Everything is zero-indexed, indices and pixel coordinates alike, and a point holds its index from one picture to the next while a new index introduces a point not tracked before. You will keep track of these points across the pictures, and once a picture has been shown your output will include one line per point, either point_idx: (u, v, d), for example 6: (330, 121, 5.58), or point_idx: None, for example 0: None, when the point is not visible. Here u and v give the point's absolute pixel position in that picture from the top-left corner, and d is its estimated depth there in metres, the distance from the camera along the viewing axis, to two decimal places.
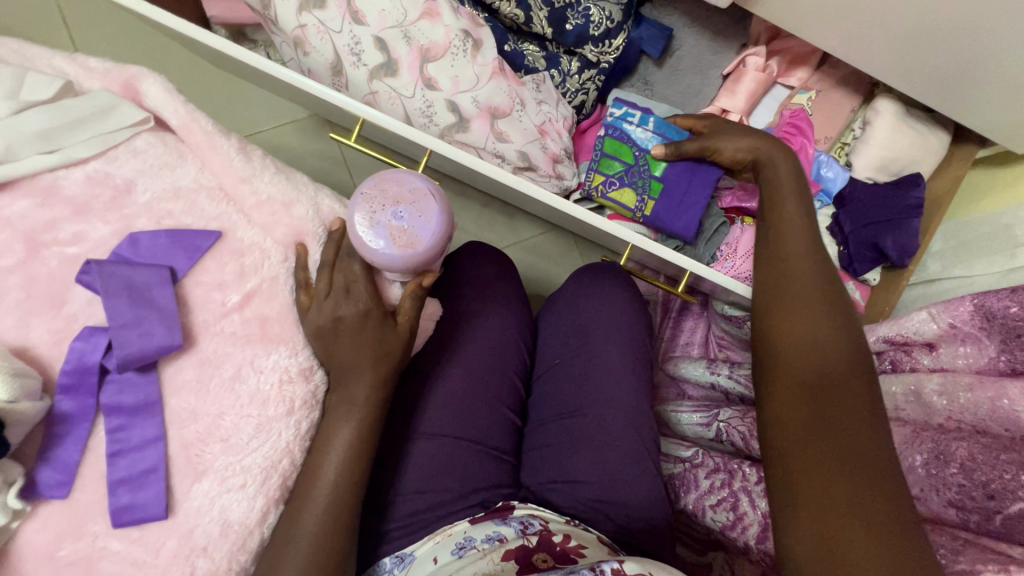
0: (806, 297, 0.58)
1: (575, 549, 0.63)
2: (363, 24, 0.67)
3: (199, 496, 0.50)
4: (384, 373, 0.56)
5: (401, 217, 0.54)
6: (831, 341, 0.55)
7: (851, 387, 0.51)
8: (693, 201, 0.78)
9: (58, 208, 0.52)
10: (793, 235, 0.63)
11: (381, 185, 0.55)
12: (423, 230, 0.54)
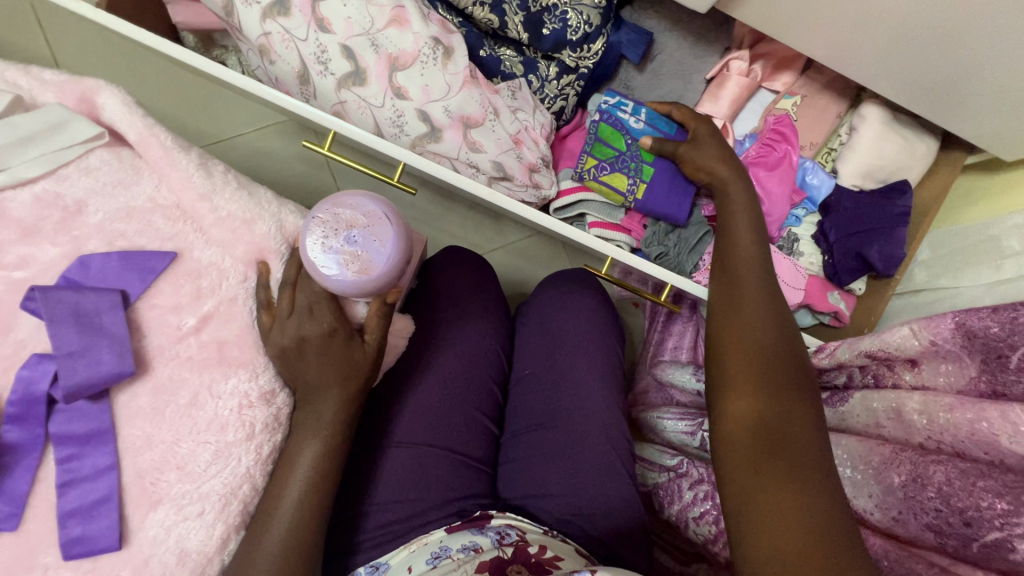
0: (751, 302, 0.59)
1: (551, 562, 0.59)
2: (329, 32, 0.65)
3: (154, 526, 0.49)
4: (351, 393, 0.55)
5: (354, 242, 0.53)
6: (780, 345, 0.56)
7: (791, 390, 0.53)
8: (683, 187, 0.78)
9: (5, 230, 0.50)
10: (745, 240, 0.65)
11: (334, 210, 0.54)
12: (378, 256, 0.53)
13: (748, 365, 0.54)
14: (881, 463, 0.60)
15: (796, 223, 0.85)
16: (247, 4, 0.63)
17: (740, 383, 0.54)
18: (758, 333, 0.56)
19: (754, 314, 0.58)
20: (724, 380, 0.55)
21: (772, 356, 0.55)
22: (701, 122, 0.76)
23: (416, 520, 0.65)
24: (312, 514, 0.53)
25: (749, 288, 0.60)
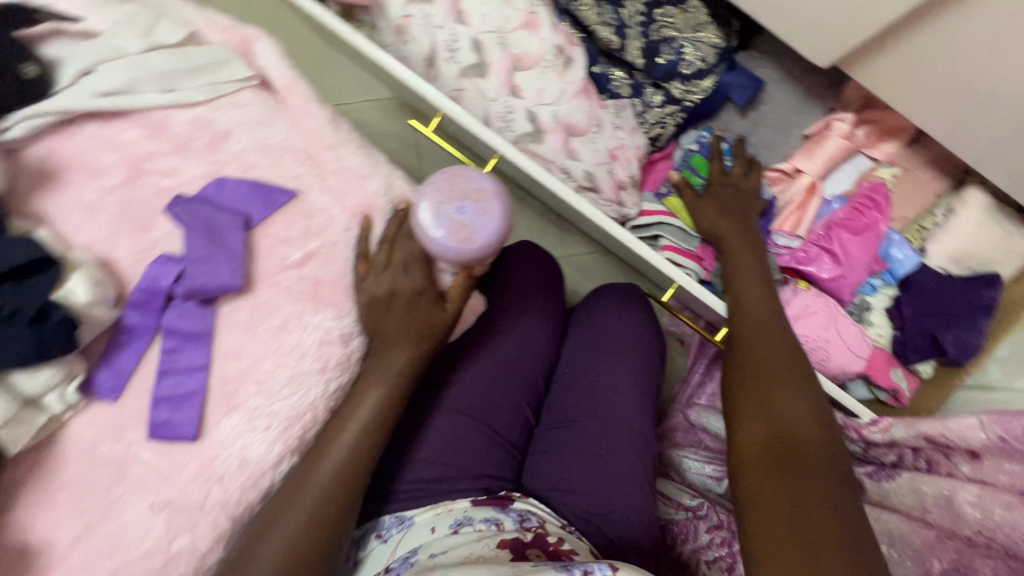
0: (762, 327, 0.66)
1: (567, 553, 0.62)
2: (464, 24, 0.71)
3: (227, 428, 0.55)
4: (419, 352, 0.58)
5: (465, 212, 0.57)
6: (781, 362, 0.62)
7: (791, 397, 0.58)
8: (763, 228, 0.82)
9: (161, 142, 0.56)
10: (755, 273, 0.72)
11: (450, 180, 0.58)
12: (483, 229, 0.57)
13: (754, 383, 0.60)
14: (923, 546, 0.61)
15: (871, 292, 0.82)
16: None
17: (745, 405, 0.59)
18: (762, 363, 0.61)
19: (759, 346, 0.63)
20: (739, 398, 0.60)
21: (775, 381, 0.59)
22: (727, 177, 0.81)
23: (442, 487, 0.67)
24: (354, 467, 0.56)
25: (751, 328, 0.66)
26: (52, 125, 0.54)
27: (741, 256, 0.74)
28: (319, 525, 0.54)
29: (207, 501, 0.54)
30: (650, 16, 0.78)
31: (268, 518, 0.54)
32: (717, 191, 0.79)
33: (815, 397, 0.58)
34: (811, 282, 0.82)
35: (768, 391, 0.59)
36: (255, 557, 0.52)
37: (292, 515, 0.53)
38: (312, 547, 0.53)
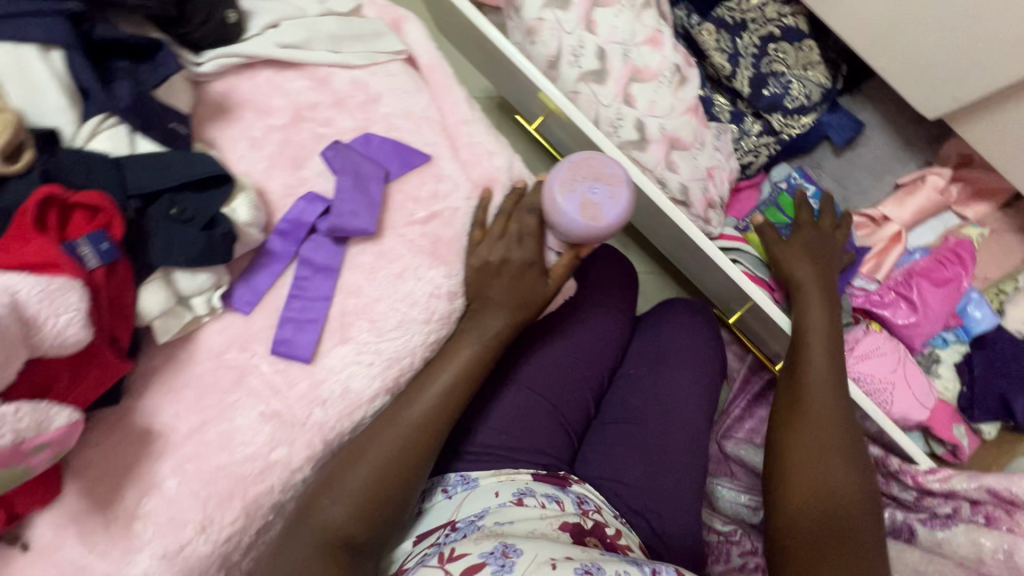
0: (821, 390, 0.63)
1: (622, 548, 0.66)
2: (592, 33, 0.77)
3: (337, 356, 0.60)
4: (515, 319, 0.62)
5: (594, 192, 0.53)
6: (838, 434, 0.60)
7: (842, 476, 0.57)
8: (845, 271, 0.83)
9: (323, 95, 0.63)
10: (822, 327, 0.69)
11: (585, 160, 0.55)
12: (610, 211, 0.52)
13: (807, 455, 0.59)
14: None
15: (942, 345, 0.83)
16: None
17: (794, 477, 0.58)
18: (817, 433, 0.60)
19: (817, 414, 0.62)
20: (788, 467, 0.59)
21: (830, 456, 0.58)
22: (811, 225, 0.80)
23: (505, 457, 0.71)
24: (437, 417, 0.60)
25: (811, 388, 0.64)
26: (235, 66, 0.61)
27: (812, 305, 0.70)
28: (400, 466, 0.58)
29: (309, 420, 0.59)
30: (763, 49, 0.82)
31: (356, 451, 0.59)
32: (801, 239, 0.78)
33: (867, 476, 0.58)
34: (884, 324, 0.83)
35: (818, 465, 0.58)
36: (343, 484, 0.57)
37: (377, 452, 0.58)
38: (394, 483, 0.58)
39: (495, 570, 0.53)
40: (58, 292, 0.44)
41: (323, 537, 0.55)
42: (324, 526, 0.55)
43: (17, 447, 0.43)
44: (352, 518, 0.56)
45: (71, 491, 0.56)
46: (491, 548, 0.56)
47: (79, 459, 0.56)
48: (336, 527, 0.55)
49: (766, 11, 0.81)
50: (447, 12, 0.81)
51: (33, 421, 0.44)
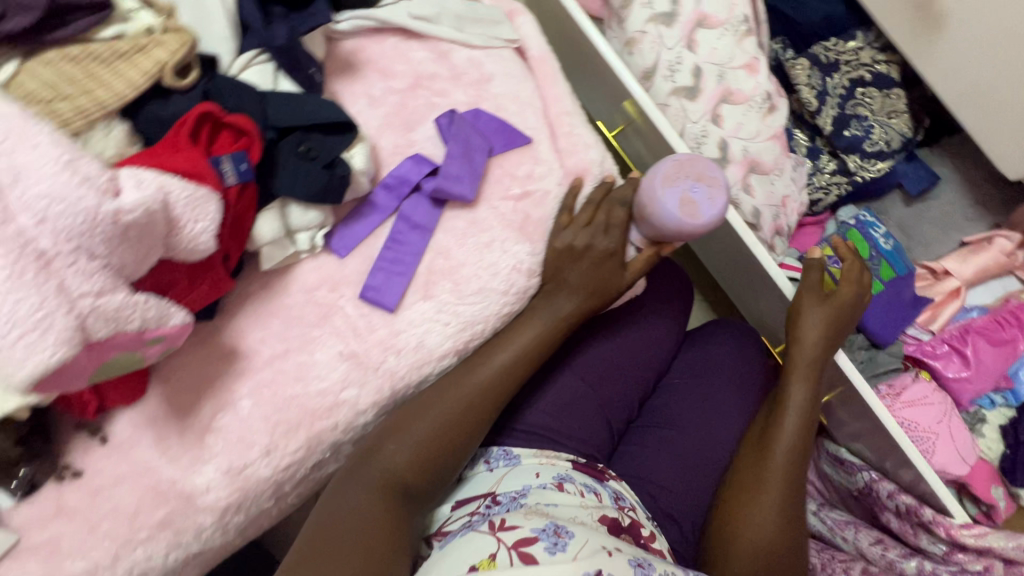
0: (784, 468, 0.68)
1: (656, 551, 0.67)
2: (692, 51, 0.80)
3: (417, 311, 0.62)
4: (588, 302, 0.65)
5: (695, 191, 0.56)
6: (787, 513, 0.66)
7: (779, 552, 0.64)
8: (903, 315, 0.86)
9: (441, 67, 0.67)
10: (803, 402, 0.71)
11: (689, 160, 0.58)
12: (708, 211, 0.55)
13: (756, 530, 0.65)
14: None
15: (989, 405, 0.84)
16: (644, 7, 0.80)
17: (739, 545, 0.65)
18: (770, 511, 0.66)
19: (773, 492, 0.67)
20: (737, 536, 0.65)
21: (774, 533, 0.65)
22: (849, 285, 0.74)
23: (547, 438, 0.73)
24: (496, 385, 0.63)
25: (776, 464, 0.68)
26: (367, 29, 0.66)
27: (800, 377, 0.72)
28: (460, 429, 0.61)
29: (381, 367, 0.62)
30: (851, 92, 0.84)
31: (420, 406, 0.61)
32: (837, 300, 0.73)
33: (798, 551, 0.66)
34: (933, 375, 0.85)
35: (764, 540, 0.64)
36: (405, 434, 0.60)
37: (440, 411, 0.61)
38: (454, 439, 0.60)
39: (546, 545, 0.54)
40: (198, 201, 0.47)
41: (381, 483, 0.57)
42: (384, 472, 0.58)
43: (139, 335, 0.46)
44: (410, 468, 0.59)
45: (153, 395, 0.59)
46: (544, 525, 0.57)
47: (166, 367, 0.59)
48: (395, 474, 0.58)
49: (861, 56, 0.84)
50: (553, 13, 0.86)
51: (155, 315, 0.47)
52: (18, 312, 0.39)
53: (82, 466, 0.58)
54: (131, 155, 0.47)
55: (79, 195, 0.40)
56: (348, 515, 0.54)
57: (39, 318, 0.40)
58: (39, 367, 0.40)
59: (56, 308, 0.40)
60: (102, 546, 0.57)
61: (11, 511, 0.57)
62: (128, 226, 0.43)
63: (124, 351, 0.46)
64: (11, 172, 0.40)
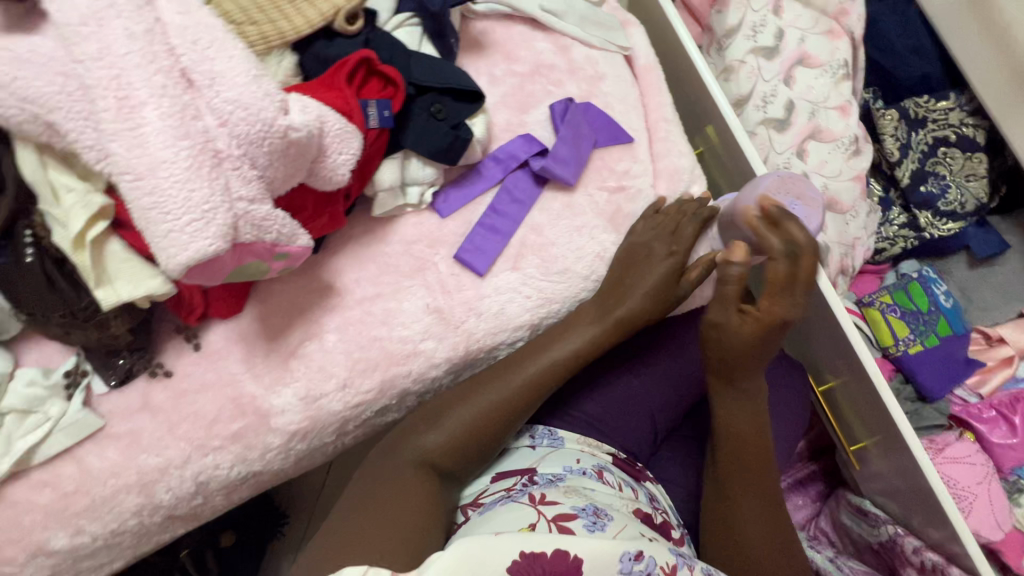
0: (749, 478, 0.63)
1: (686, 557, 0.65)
2: (788, 86, 0.84)
3: (504, 278, 0.65)
4: (640, 312, 0.66)
5: (793, 204, 0.63)
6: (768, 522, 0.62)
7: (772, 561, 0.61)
8: (953, 373, 0.87)
9: (561, 60, 0.72)
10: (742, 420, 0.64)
11: (787, 181, 0.65)
12: (803, 222, 0.62)
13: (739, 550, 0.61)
14: None
15: None
16: (747, 39, 0.85)
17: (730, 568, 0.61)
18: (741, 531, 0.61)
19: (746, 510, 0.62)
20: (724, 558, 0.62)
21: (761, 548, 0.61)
22: (786, 290, 0.60)
23: (592, 429, 0.75)
24: (533, 381, 0.63)
25: (736, 483, 0.63)
26: (499, 15, 0.71)
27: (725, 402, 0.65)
28: (494, 420, 0.61)
29: (461, 325, 0.65)
30: (933, 150, 0.87)
31: (463, 392, 0.63)
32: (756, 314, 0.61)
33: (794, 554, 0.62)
34: (977, 437, 0.85)
35: (748, 555, 0.61)
36: (448, 417, 0.61)
37: (481, 400, 0.62)
38: (490, 428, 0.61)
39: (586, 523, 0.55)
40: (345, 135, 0.52)
41: (422, 460, 0.59)
42: (424, 449, 0.59)
43: (272, 248, 0.50)
44: (447, 450, 0.60)
45: (249, 314, 0.63)
46: (583, 505, 0.57)
47: (265, 290, 0.63)
48: (433, 453, 0.59)
49: (949, 116, 0.87)
50: (659, 31, 0.90)
51: (288, 232, 0.50)
52: (190, 201, 0.43)
53: (173, 368, 0.61)
54: (298, 85, 0.53)
55: (262, 105, 0.45)
56: (393, 484, 0.56)
57: (204, 211, 0.44)
58: (192, 256, 0.44)
59: (217, 205, 0.44)
60: (178, 447, 0.60)
61: (102, 397, 0.60)
62: (292, 144, 0.47)
63: (256, 259, 0.50)
64: (210, 76, 0.45)
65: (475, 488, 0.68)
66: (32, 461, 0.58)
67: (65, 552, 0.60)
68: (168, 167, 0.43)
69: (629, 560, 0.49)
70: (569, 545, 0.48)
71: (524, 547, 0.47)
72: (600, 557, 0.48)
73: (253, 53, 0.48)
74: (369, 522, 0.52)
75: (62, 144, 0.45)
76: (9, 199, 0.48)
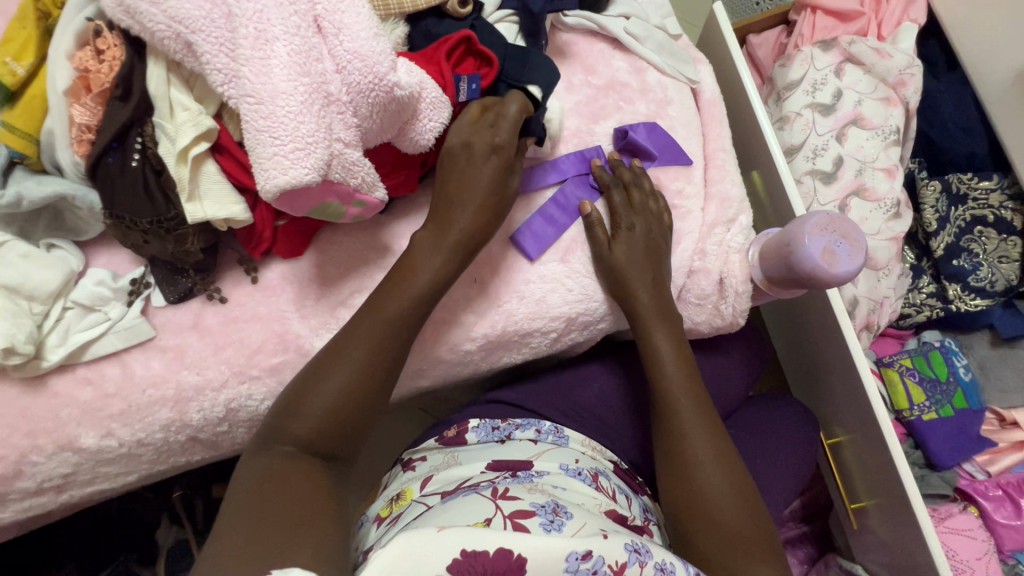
0: (682, 393, 0.66)
1: None
2: (839, 143, 0.89)
3: (550, 269, 0.69)
4: (472, 234, 0.60)
5: (838, 245, 0.64)
6: (705, 420, 0.65)
7: (709, 453, 0.63)
8: (963, 446, 0.87)
9: (635, 79, 0.76)
10: (667, 340, 0.68)
11: (834, 219, 0.66)
12: (844, 265, 0.64)
13: (680, 458, 0.63)
14: None
15: None
16: (805, 95, 0.91)
17: (678, 477, 0.63)
18: (680, 436, 0.64)
19: (683, 414, 0.65)
20: (671, 464, 0.64)
21: (702, 444, 0.63)
22: (639, 211, 0.69)
23: (599, 434, 0.80)
24: (390, 351, 0.56)
25: (667, 400, 0.66)
26: (585, 32, 0.76)
27: (656, 332, 0.68)
28: (353, 394, 0.54)
29: (503, 305, 0.68)
30: (970, 228, 0.91)
31: (316, 373, 0.54)
32: (626, 219, 0.69)
33: (728, 445, 0.64)
34: (981, 513, 0.85)
35: (686, 459, 0.63)
36: (305, 402, 0.53)
37: (334, 381, 0.54)
38: (356, 403, 0.54)
39: (542, 522, 0.53)
40: (439, 105, 0.57)
41: (289, 447, 0.51)
42: (289, 439, 0.52)
43: (353, 193, 0.55)
44: (316, 434, 0.52)
45: (308, 259, 0.66)
46: (544, 502, 0.56)
47: (328, 240, 0.67)
48: (299, 441, 0.52)
49: (990, 197, 0.91)
50: (725, 74, 0.96)
51: (370, 181, 0.55)
52: (298, 131, 0.48)
53: (228, 296, 0.65)
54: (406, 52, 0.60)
55: (378, 60, 0.51)
56: (262, 478, 0.48)
57: (309, 142, 0.49)
58: (289, 180, 0.48)
59: (320, 140, 0.49)
60: (218, 369, 0.63)
61: (158, 310, 0.63)
62: (395, 100, 0.53)
63: (338, 200, 0.55)
64: (337, 26, 0.52)
65: (465, 472, 0.68)
66: (82, 356, 0.61)
67: (91, 453, 0.62)
68: (286, 98, 0.49)
69: (575, 560, 0.47)
70: (513, 545, 0.46)
71: (465, 547, 0.45)
72: (543, 563, 0.46)
73: (376, 17, 0.55)
74: (255, 515, 0.44)
75: (194, 64, 0.50)
76: (129, 108, 0.53)
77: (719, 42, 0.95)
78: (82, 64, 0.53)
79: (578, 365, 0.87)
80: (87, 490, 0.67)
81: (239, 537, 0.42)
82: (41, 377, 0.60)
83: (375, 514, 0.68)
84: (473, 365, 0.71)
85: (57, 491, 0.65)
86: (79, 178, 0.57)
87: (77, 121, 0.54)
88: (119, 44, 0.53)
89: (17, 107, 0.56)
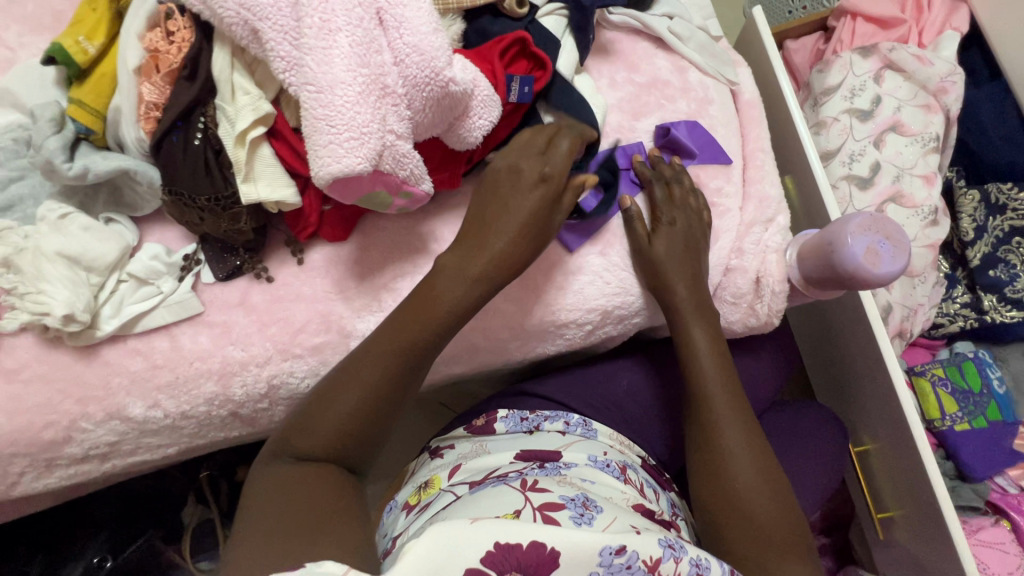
0: (717, 388, 0.66)
1: None
2: (877, 148, 0.88)
3: (588, 260, 0.70)
4: (501, 260, 0.58)
5: (881, 246, 0.64)
6: (739, 416, 0.65)
7: (743, 448, 0.63)
8: (997, 457, 0.86)
9: (677, 78, 0.77)
10: (702, 336, 0.68)
11: (876, 221, 0.66)
12: (887, 265, 0.64)
13: (711, 452, 0.63)
14: None
15: None
16: (843, 100, 0.91)
17: (709, 472, 0.63)
18: (713, 429, 0.64)
19: (718, 409, 0.65)
20: (703, 457, 0.64)
21: (735, 439, 0.63)
22: (676, 207, 0.70)
23: (627, 428, 0.80)
24: (405, 373, 0.54)
25: (702, 394, 0.66)
26: (629, 30, 0.78)
27: (691, 327, 0.68)
28: (371, 407, 0.52)
29: (541, 295, 0.69)
30: (1009, 238, 0.90)
31: (331, 388, 0.53)
32: (667, 214, 0.69)
33: (761, 442, 0.64)
34: (1014, 526, 0.84)
35: (716, 452, 0.63)
36: (320, 416, 0.51)
37: (350, 393, 0.52)
38: (374, 413, 0.52)
39: (573, 515, 0.52)
40: (490, 103, 0.58)
41: (302, 459, 0.50)
42: (298, 451, 0.50)
43: (401, 184, 0.56)
44: (331, 446, 0.51)
45: (352, 243, 0.68)
46: (572, 496, 0.55)
47: (371, 224, 0.68)
48: (308, 454, 0.50)
49: None
50: (762, 78, 0.96)
51: (418, 173, 0.56)
52: (354, 121, 0.50)
53: (274, 275, 0.66)
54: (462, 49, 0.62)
55: (437, 55, 0.53)
56: (274, 488, 0.47)
57: (363, 133, 0.50)
58: (342, 169, 0.50)
59: (374, 131, 0.50)
60: (263, 345, 0.64)
61: (207, 286, 0.65)
62: (449, 95, 0.54)
63: (385, 189, 0.56)
64: (398, 20, 0.53)
65: (494, 461, 0.68)
66: (133, 329, 0.62)
67: (137, 422, 0.64)
68: (344, 87, 0.50)
69: (608, 554, 0.45)
70: (547, 537, 0.44)
71: (500, 538, 0.43)
72: (576, 557, 0.44)
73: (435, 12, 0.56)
74: (268, 524, 0.43)
75: (258, 50, 0.52)
76: (195, 88, 0.55)
77: (758, 45, 0.95)
78: (153, 44, 0.55)
79: (606, 360, 0.88)
80: (130, 460, 0.68)
81: (254, 546, 0.41)
82: (93, 347, 0.62)
83: (403, 502, 0.68)
84: (508, 354, 0.72)
85: (101, 459, 0.66)
86: (141, 155, 0.59)
87: (145, 98, 0.56)
88: (188, 27, 0.55)
89: (87, 85, 0.58)
